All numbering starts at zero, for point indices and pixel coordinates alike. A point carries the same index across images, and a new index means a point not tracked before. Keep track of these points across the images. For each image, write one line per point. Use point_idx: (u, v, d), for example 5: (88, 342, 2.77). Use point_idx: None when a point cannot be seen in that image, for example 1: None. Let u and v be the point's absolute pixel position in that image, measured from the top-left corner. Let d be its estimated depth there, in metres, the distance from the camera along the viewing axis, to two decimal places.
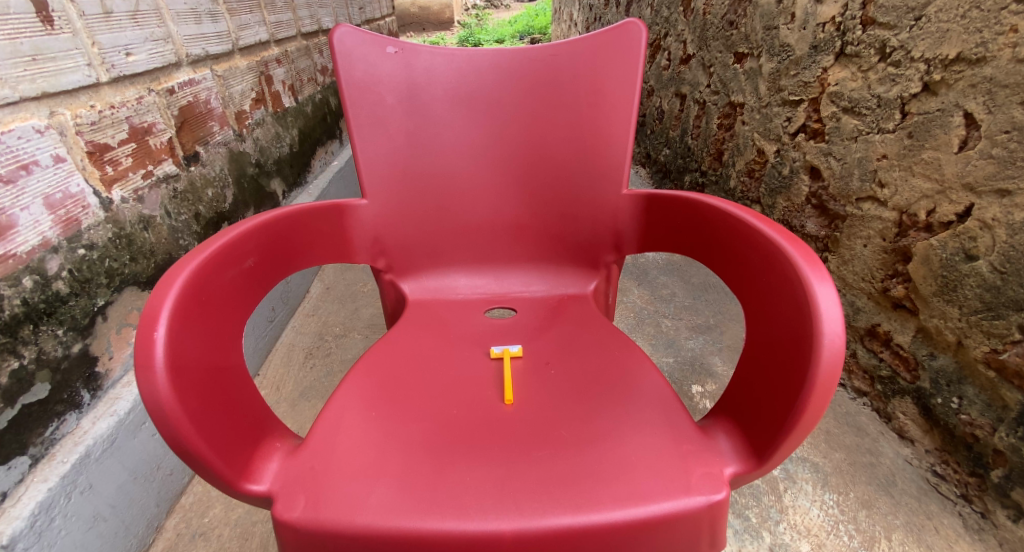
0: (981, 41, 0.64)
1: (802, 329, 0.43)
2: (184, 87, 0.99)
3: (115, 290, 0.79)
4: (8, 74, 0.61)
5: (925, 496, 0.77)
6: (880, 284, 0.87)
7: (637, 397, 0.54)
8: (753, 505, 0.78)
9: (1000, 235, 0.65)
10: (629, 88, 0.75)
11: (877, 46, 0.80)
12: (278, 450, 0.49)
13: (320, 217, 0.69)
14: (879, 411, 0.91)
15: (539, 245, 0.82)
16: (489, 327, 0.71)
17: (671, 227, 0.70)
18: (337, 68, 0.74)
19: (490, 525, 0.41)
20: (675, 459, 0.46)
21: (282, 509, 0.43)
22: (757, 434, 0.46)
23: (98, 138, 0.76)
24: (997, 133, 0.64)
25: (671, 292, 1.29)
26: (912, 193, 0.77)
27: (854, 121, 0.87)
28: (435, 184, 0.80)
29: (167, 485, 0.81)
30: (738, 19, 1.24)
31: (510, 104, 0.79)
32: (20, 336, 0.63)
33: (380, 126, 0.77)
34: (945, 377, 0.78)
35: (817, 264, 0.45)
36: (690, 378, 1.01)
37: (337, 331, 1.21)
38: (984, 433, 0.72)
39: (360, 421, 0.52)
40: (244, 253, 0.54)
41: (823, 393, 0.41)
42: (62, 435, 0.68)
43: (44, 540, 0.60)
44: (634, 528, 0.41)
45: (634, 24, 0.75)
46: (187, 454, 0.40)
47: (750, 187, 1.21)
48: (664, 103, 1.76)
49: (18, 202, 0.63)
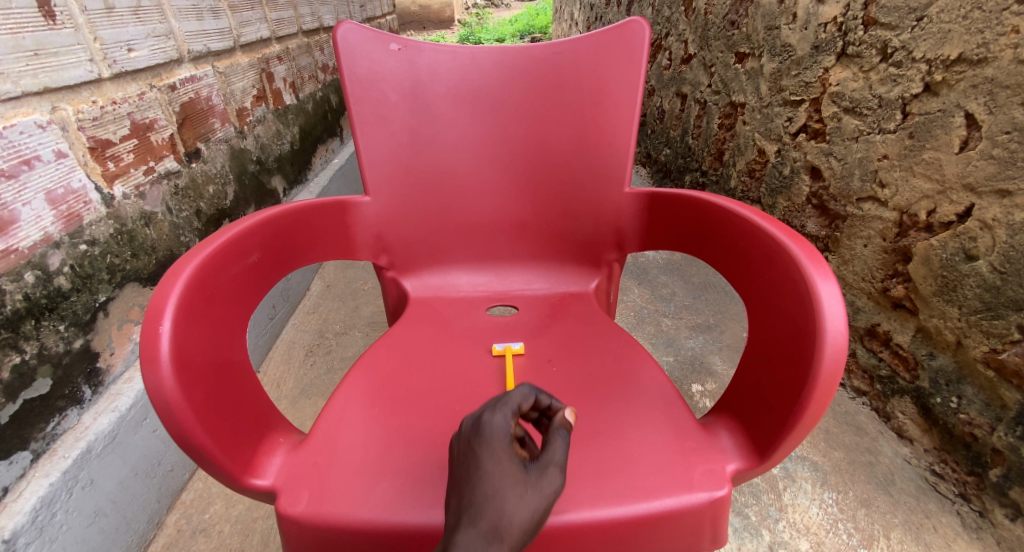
0: (983, 41, 0.65)
1: (805, 326, 0.43)
2: (186, 83, 0.99)
3: (116, 286, 0.79)
4: (9, 69, 0.61)
5: (923, 495, 0.78)
6: (880, 284, 0.87)
7: (639, 394, 0.55)
8: (753, 503, 0.78)
9: (1000, 236, 0.65)
10: (632, 87, 0.76)
11: (878, 46, 0.80)
12: (282, 445, 0.49)
13: (324, 214, 0.69)
14: (878, 411, 0.91)
15: (541, 243, 0.83)
16: (491, 325, 0.72)
17: (672, 225, 0.70)
18: (340, 64, 0.74)
19: None
20: (677, 456, 0.46)
21: (286, 504, 0.43)
22: (759, 432, 0.46)
23: (100, 134, 0.76)
24: (998, 134, 0.64)
25: (670, 291, 1.29)
26: (913, 194, 0.78)
27: (855, 121, 0.87)
28: (438, 181, 0.80)
29: (167, 481, 0.81)
30: (739, 19, 1.24)
31: (514, 101, 0.79)
32: (21, 332, 0.63)
33: (384, 123, 0.77)
34: (944, 377, 0.78)
35: (821, 262, 0.45)
36: (690, 377, 1.01)
37: (338, 329, 1.21)
38: (983, 433, 0.72)
39: (364, 416, 0.52)
40: (248, 248, 0.54)
41: (825, 391, 0.41)
42: (63, 431, 0.68)
43: (45, 535, 0.60)
44: (636, 524, 0.42)
45: (637, 23, 0.75)
46: (192, 448, 0.40)
47: (750, 186, 1.21)
48: (665, 102, 1.77)
49: (19, 196, 0.63)
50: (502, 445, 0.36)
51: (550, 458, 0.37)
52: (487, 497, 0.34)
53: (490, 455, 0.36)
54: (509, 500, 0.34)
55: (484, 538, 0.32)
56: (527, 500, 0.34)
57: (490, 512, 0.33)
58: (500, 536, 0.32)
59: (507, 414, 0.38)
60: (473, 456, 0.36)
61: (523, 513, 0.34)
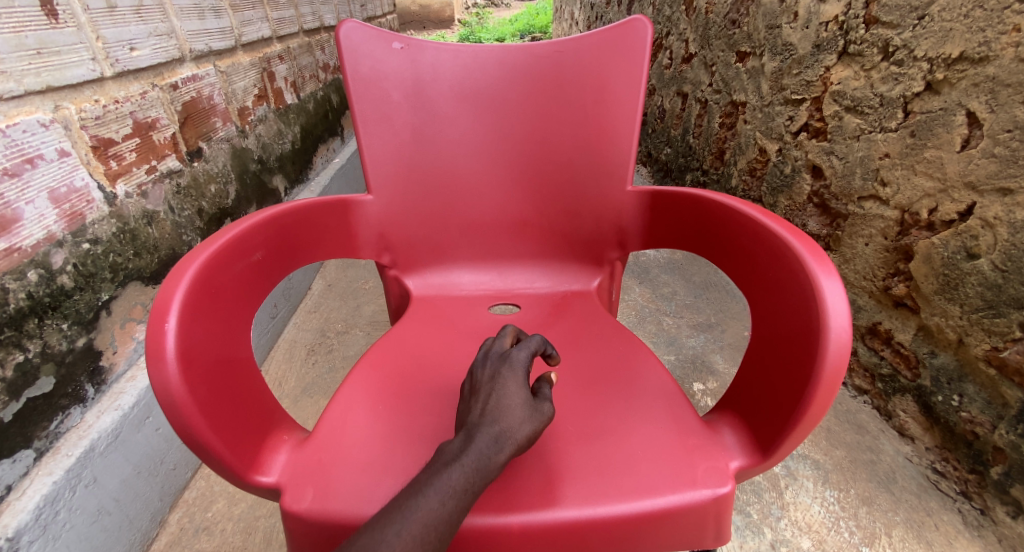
0: (984, 40, 0.65)
1: (808, 323, 0.43)
2: (187, 82, 0.99)
3: (119, 285, 0.80)
4: (13, 68, 0.62)
5: (924, 493, 0.78)
6: (881, 282, 0.87)
7: (641, 391, 0.55)
8: (754, 501, 0.78)
9: (1002, 234, 0.65)
10: (634, 85, 0.76)
11: (880, 45, 0.80)
12: (286, 442, 0.49)
13: (327, 212, 0.69)
14: (879, 409, 0.92)
15: (543, 241, 0.83)
16: (493, 323, 0.72)
17: (674, 224, 0.70)
18: (342, 63, 0.74)
19: (499, 517, 0.41)
20: (681, 453, 0.46)
21: (291, 501, 0.43)
22: (762, 430, 0.46)
23: (103, 133, 0.76)
24: (1000, 133, 0.64)
25: (672, 291, 1.29)
26: (914, 192, 0.78)
27: (856, 120, 0.87)
28: (440, 180, 0.80)
29: (170, 479, 0.81)
30: (739, 19, 1.24)
31: (516, 99, 0.79)
32: (25, 330, 0.63)
33: (386, 122, 0.77)
34: (945, 375, 0.78)
35: (824, 259, 0.46)
36: (692, 376, 1.01)
37: (339, 328, 1.21)
38: (984, 431, 0.73)
39: (367, 413, 0.52)
40: (252, 246, 0.54)
41: (828, 388, 0.41)
42: (66, 429, 0.68)
43: (49, 533, 0.61)
44: (640, 520, 0.42)
45: (639, 21, 0.75)
46: (198, 445, 0.40)
47: (751, 185, 1.21)
48: (665, 102, 1.77)
49: (23, 195, 0.63)
50: (521, 372, 0.47)
51: (546, 396, 0.47)
52: (504, 406, 0.43)
53: (508, 378, 0.46)
54: (518, 411, 0.43)
55: (500, 433, 0.41)
56: (530, 414, 0.43)
57: (507, 419, 0.42)
58: (509, 437, 0.41)
59: (526, 352, 0.50)
60: (496, 379, 0.46)
61: (526, 428, 0.43)
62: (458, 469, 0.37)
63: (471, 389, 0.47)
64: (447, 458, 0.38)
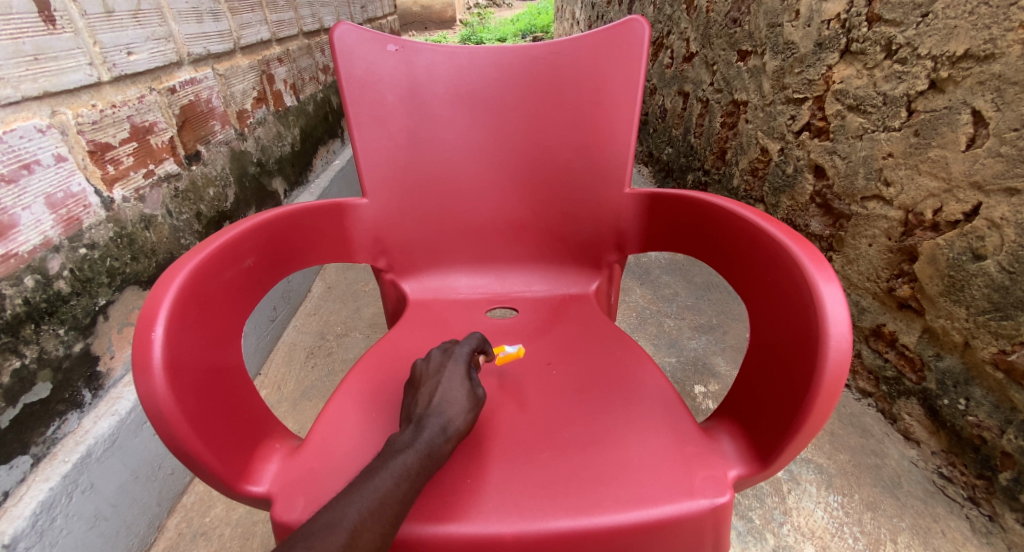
0: (990, 37, 0.64)
1: (807, 329, 0.43)
2: (185, 86, 0.99)
3: (116, 290, 0.79)
4: (10, 74, 0.62)
5: (931, 498, 0.77)
6: (885, 284, 0.86)
7: (639, 398, 0.54)
8: (756, 506, 0.77)
9: (1009, 235, 0.64)
10: (631, 86, 0.75)
11: (883, 43, 0.79)
12: (278, 451, 0.48)
13: (322, 217, 0.68)
14: (884, 412, 0.90)
15: (541, 244, 0.82)
16: (491, 327, 0.71)
17: (673, 226, 0.69)
18: (337, 66, 0.73)
19: (493, 528, 0.41)
20: (679, 462, 0.45)
21: (282, 511, 0.42)
22: (761, 438, 0.45)
23: (100, 137, 0.76)
24: (1006, 131, 0.63)
25: (673, 292, 1.28)
26: (919, 192, 0.77)
27: (859, 119, 0.86)
28: (436, 183, 0.79)
29: (169, 484, 0.81)
30: (741, 17, 1.22)
31: (512, 101, 0.78)
32: (21, 336, 0.63)
33: (382, 125, 0.76)
34: (952, 378, 0.77)
35: (824, 264, 0.45)
36: (693, 379, 1.00)
37: (339, 331, 1.21)
38: (992, 435, 0.71)
39: (360, 421, 0.52)
40: (243, 252, 0.54)
41: (829, 395, 0.40)
42: (63, 435, 0.68)
43: (45, 540, 0.60)
44: (637, 531, 0.41)
45: (637, 21, 0.74)
46: (186, 455, 0.39)
47: (753, 185, 1.20)
48: (667, 101, 1.75)
49: (19, 201, 0.63)
50: (462, 365, 0.53)
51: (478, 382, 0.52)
52: (452, 396, 0.49)
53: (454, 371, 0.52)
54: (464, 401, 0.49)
55: (444, 424, 0.45)
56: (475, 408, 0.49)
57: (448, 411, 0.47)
58: (453, 426, 0.46)
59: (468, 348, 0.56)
60: (441, 372, 0.52)
61: (461, 418, 0.47)
62: (414, 453, 0.42)
63: (415, 386, 0.52)
64: (400, 445, 0.42)
